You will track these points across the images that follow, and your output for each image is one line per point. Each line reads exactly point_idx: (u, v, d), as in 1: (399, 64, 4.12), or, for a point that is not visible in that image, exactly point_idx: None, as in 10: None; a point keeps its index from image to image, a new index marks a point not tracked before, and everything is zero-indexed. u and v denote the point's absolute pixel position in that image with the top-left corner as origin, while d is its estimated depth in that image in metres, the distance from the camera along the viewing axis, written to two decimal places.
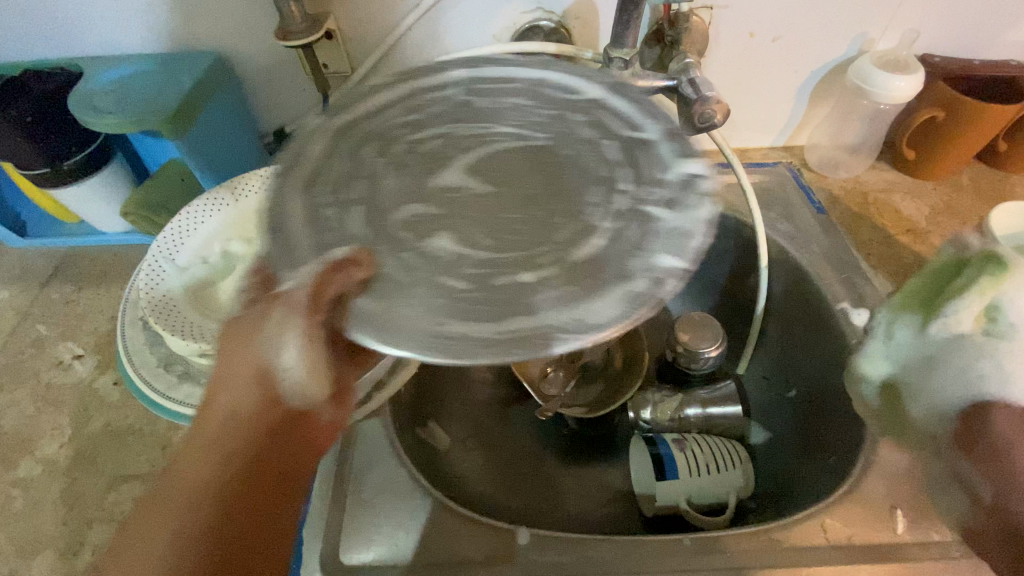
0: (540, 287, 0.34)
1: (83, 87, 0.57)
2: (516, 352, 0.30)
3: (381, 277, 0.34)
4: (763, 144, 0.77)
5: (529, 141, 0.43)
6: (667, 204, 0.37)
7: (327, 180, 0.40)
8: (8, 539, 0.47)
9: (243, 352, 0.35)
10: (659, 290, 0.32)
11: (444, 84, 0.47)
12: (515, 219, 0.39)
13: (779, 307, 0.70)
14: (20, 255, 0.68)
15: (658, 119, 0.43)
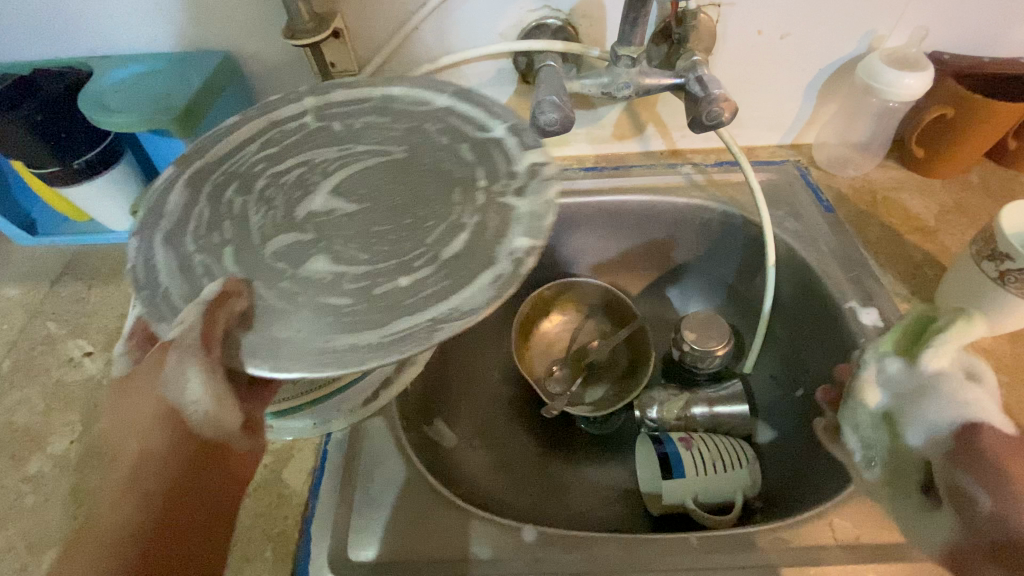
0: (420, 288, 0.37)
1: (92, 86, 0.57)
2: (402, 351, 0.34)
3: (261, 310, 0.36)
4: (771, 142, 0.77)
5: (388, 157, 0.47)
6: (517, 193, 0.42)
7: (193, 229, 0.41)
8: (20, 534, 0.47)
9: (143, 400, 0.37)
10: (519, 269, 0.37)
11: (300, 112, 0.50)
12: (384, 230, 0.42)
13: (787, 306, 0.70)
14: (31, 252, 0.69)
15: (502, 118, 0.48)
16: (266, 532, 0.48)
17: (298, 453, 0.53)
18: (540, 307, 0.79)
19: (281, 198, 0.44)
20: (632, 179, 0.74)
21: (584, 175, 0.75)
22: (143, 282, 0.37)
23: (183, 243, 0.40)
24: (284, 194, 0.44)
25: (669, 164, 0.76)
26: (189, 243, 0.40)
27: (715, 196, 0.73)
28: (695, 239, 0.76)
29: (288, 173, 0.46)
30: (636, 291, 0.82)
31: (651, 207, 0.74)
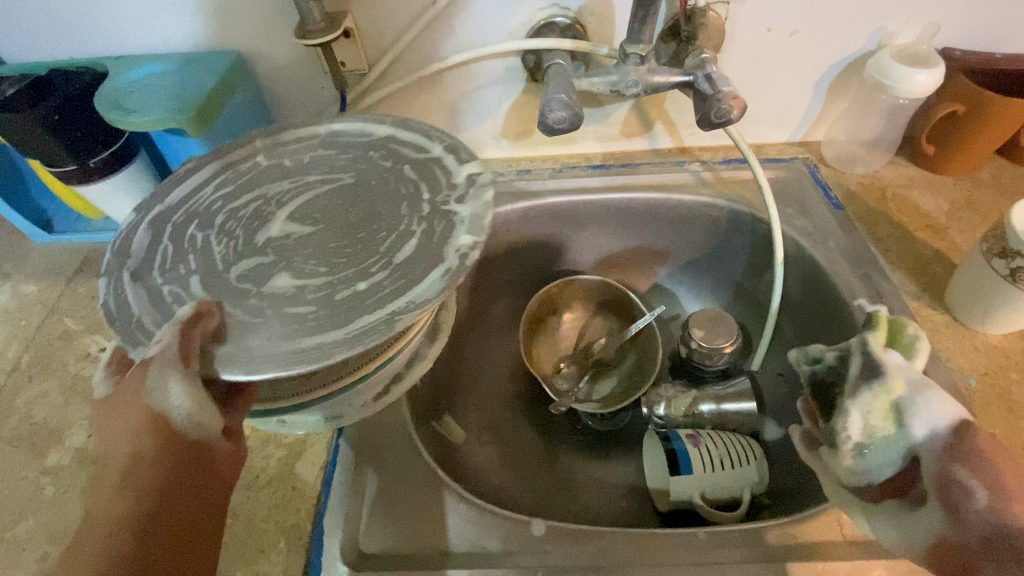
0: (378, 289, 0.41)
1: (108, 87, 0.58)
2: (367, 339, 0.37)
3: (229, 325, 0.39)
4: (780, 140, 0.77)
5: (339, 182, 0.50)
6: (459, 200, 0.46)
7: (159, 264, 0.43)
8: (38, 526, 0.48)
9: (119, 416, 0.37)
10: (466, 260, 0.41)
11: (250, 152, 0.52)
12: (341, 246, 0.45)
13: (795, 303, 0.70)
14: (48, 249, 0.70)
15: (438, 139, 0.52)
16: (279, 524, 0.48)
17: (310, 447, 0.52)
18: (548, 305, 0.79)
19: (240, 227, 0.46)
20: (639, 177, 0.75)
21: (592, 173, 0.76)
22: (116, 317, 0.39)
23: (151, 279, 0.42)
24: (242, 225, 0.46)
25: (677, 162, 0.76)
26: (156, 277, 0.42)
27: (723, 193, 0.73)
28: (703, 237, 0.76)
29: (244, 207, 0.48)
30: (644, 288, 0.82)
31: (659, 204, 0.74)
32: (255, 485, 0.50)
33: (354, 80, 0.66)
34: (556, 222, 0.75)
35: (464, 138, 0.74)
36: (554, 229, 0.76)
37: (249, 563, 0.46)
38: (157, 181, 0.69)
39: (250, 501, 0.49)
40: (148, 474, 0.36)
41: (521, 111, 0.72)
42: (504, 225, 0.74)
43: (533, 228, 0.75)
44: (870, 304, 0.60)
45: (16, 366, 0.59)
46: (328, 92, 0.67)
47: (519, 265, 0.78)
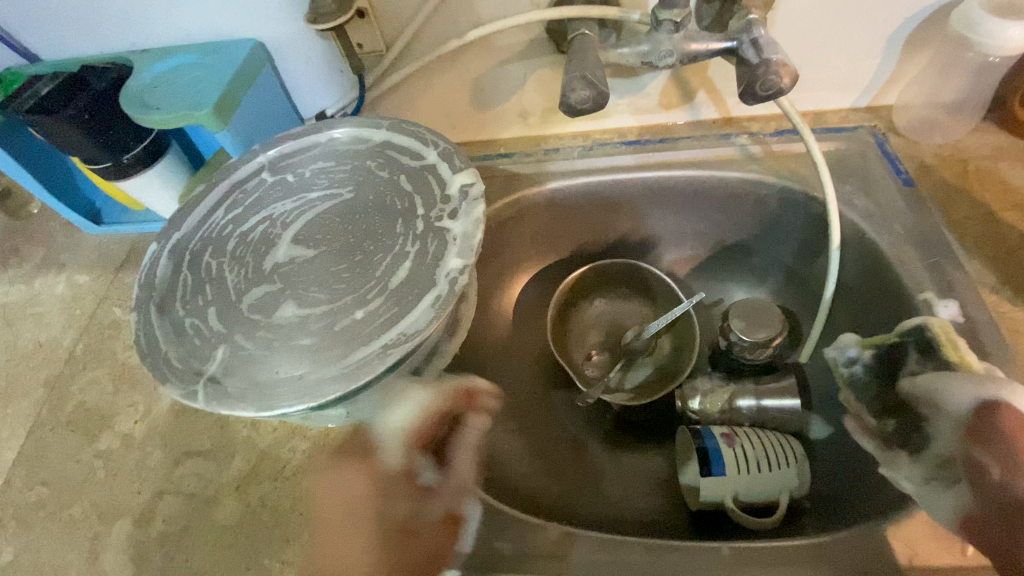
0: (374, 318, 0.41)
1: (133, 83, 0.58)
2: (362, 376, 0.38)
3: (243, 359, 0.41)
4: (844, 105, 0.68)
5: (339, 199, 0.50)
6: (453, 214, 0.46)
7: (181, 295, 0.46)
8: (93, 505, 0.52)
9: (426, 545, 0.46)
10: (456, 288, 0.41)
11: (257, 169, 0.53)
12: (340, 270, 0.45)
13: (851, 291, 0.63)
14: (98, 240, 0.74)
15: (433, 144, 0.51)
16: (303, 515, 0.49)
17: (333, 441, 0.53)
18: (578, 288, 0.76)
19: (249, 253, 0.48)
20: (678, 153, 0.69)
21: (626, 150, 0.70)
22: (146, 351, 0.42)
23: (176, 311, 0.45)
24: (251, 251, 0.48)
25: (721, 135, 0.70)
26: (179, 309, 0.45)
27: (774, 170, 0.66)
28: (750, 217, 0.70)
29: (253, 231, 0.49)
30: (683, 271, 0.77)
31: (700, 183, 0.68)
32: (281, 476, 0.51)
33: (372, 63, 0.63)
34: (588, 205, 0.71)
35: (489, 117, 0.71)
36: (585, 212, 0.72)
37: (275, 552, 0.48)
38: (191, 171, 0.70)
39: (277, 491, 0.51)
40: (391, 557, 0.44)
41: (549, 86, 0.67)
42: (532, 210, 0.70)
43: (562, 210, 0.71)
44: (939, 299, 0.54)
45: (72, 353, 0.63)
46: (347, 76, 0.65)
47: (548, 250, 0.75)
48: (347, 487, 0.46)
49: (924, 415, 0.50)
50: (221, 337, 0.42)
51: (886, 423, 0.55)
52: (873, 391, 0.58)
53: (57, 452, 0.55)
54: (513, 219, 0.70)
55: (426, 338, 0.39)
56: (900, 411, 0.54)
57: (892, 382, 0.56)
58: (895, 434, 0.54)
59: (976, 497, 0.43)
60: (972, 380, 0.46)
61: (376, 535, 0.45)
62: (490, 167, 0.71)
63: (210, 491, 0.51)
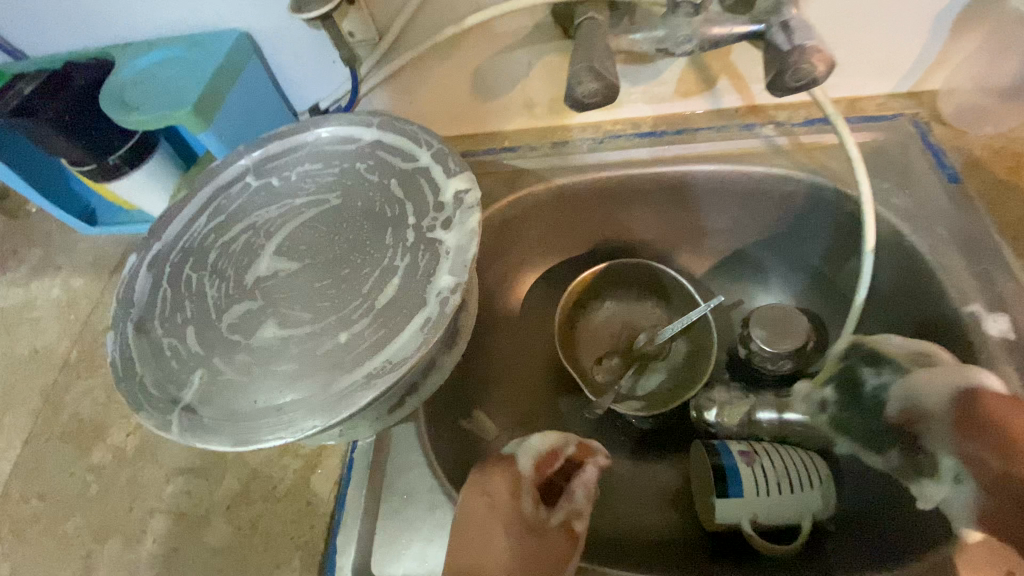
0: (359, 341, 0.38)
1: (113, 80, 0.55)
2: (344, 409, 0.35)
3: (220, 385, 0.38)
4: (883, 90, 0.61)
5: (326, 206, 0.47)
6: (446, 224, 0.42)
7: (160, 312, 0.43)
8: (83, 523, 0.50)
9: (552, 547, 0.44)
10: (446, 309, 0.37)
11: (240, 173, 0.50)
12: (325, 286, 0.42)
13: (886, 298, 0.58)
14: (92, 241, 0.72)
15: (427, 145, 0.47)
16: (295, 539, 0.47)
17: (327, 459, 0.51)
18: (589, 289, 0.71)
19: (231, 266, 0.45)
20: (697, 146, 0.64)
21: (640, 142, 0.65)
22: (120, 375, 0.40)
23: (153, 329, 0.42)
24: (233, 264, 0.45)
25: (744, 125, 0.64)
26: (157, 327, 0.42)
27: (803, 164, 0.61)
28: (775, 215, 0.65)
29: (236, 242, 0.46)
30: (701, 271, 0.72)
31: (722, 178, 0.63)
32: (273, 496, 0.49)
33: (365, 53, 0.59)
34: (599, 202, 0.67)
35: (492, 108, 0.66)
36: (596, 211, 0.68)
37: None
38: (182, 170, 0.67)
39: (269, 512, 0.49)
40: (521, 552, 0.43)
41: (557, 74, 0.62)
42: (538, 208, 0.66)
43: (572, 207, 0.67)
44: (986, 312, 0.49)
45: (66, 361, 0.61)
46: (339, 68, 0.60)
47: (557, 249, 0.71)
48: (482, 487, 0.45)
49: (918, 428, 0.50)
50: (199, 360, 0.40)
51: (892, 455, 0.53)
52: (856, 426, 0.56)
53: (49, 465, 0.54)
54: (519, 219, 0.66)
55: (413, 368, 0.36)
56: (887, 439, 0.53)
57: (866, 412, 0.56)
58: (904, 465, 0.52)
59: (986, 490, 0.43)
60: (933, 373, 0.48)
61: (509, 529, 0.43)
62: (494, 162, 0.67)
63: (201, 511, 0.49)
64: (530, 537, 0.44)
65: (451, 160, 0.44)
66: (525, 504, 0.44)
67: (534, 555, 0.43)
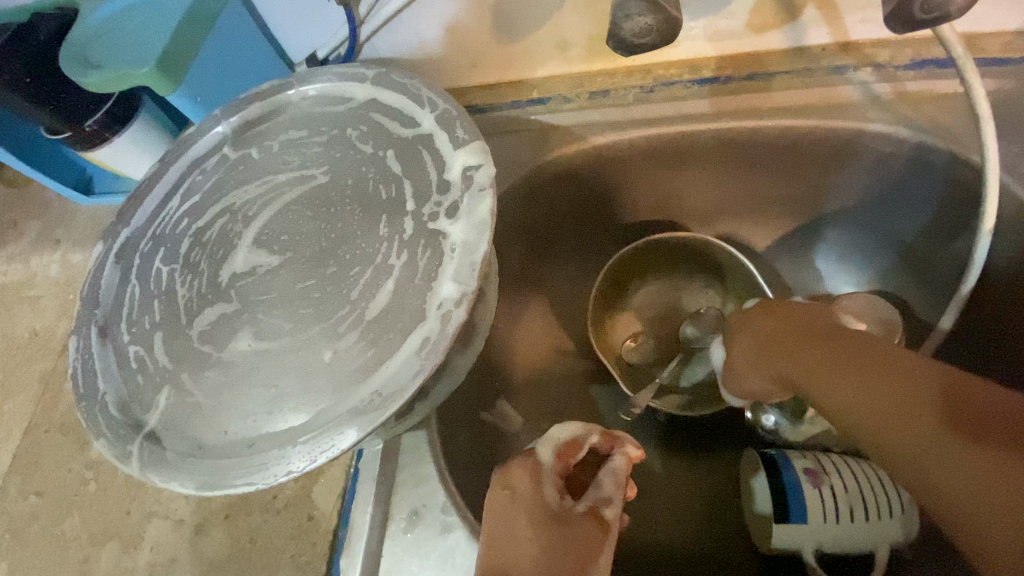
0: (345, 362, 0.31)
1: (75, 33, 0.47)
2: (323, 450, 0.29)
3: (187, 409, 0.32)
4: (1010, 27, 0.46)
5: (308, 184, 0.39)
6: (450, 211, 0.33)
7: (127, 314, 0.37)
8: (84, 523, 0.47)
9: (580, 545, 0.33)
10: (447, 329, 0.29)
11: (216, 143, 0.42)
12: (308, 287, 0.35)
13: (999, 287, 0.47)
14: (92, 212, 0.67)
15: (431, 106, 0.38)
16: (295, 557, 0.43)
17: (328, 469, 0.45)
18: (632, 264, 0.61)
19: (205, 259, 0.38)
20: (770, 97, 0.51)
21: (699, 93, 0.53)
22: (82, 392, 0.34)
23: (119, 335, 0.37)
24: (207, 256, 0.38)
25: (833, 69, 0.51)
26: (124, 332, 0.37)
27: (908, 119, 0.49)
28: (864, 180, 0.53)
29: (210, 228, 0.39)
30: (763, 245, 0.61)
31: (800, 136, 0.51)
32: (271, 507, 0.45)
33: None
34: (645, 166, 0.56)
35: (516, 52, 0.55)
36: (643, 175, 0.57)
37: None
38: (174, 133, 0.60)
39: (268, 524, 0.44)
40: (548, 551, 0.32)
41: (595, 8, 0.50)
42: (571, 173, 0.56)
43: (613, 172, 0.56)
44: None
45: (64, 346, 0.57)
46: (335, 9, 0.50)
47: (591, 222, 0.61)
48: (503, 480, 0.36)
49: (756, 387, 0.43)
50: (167, 376, 0.34)
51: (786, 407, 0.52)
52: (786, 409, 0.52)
53: (49, 459, 0.51)
54: (549, 186, 0.56)
55: (405, 405, 0.29)
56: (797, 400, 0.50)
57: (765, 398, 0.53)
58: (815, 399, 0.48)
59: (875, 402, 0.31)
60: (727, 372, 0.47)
61: (530, 522, 0.34)
62: (518, 118, 0.56)
63: (198, 518, 0.46)
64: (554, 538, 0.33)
65: (459, 127, 0.35)
66: (546, 494, 0.35)
67: (558, 554, 0.32)
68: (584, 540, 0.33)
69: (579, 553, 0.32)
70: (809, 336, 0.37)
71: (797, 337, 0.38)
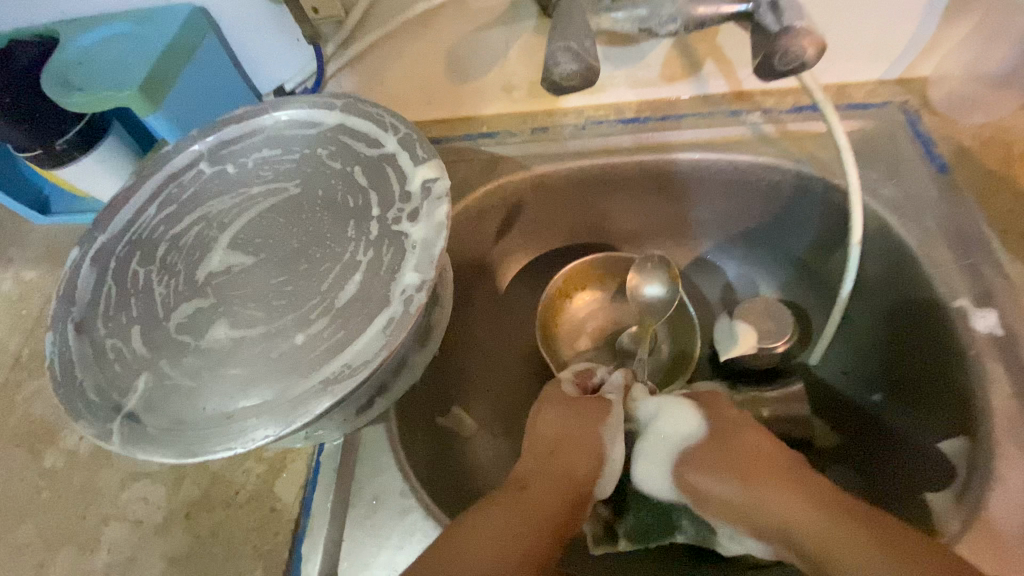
0: (317, 343, 0.36)
1: (56, 58, 0.51)
2: (298, 417, 0.33)
3: (166, 390, 0.36)
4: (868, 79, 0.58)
5: (282, 195, 0.44)
6: (412, 216, 0.39)
7: (103, 310, 0.40)
8: (37, 530, 0.48)
9: (588, 415, 0.46)
10: (409, 311, 0.35)
11: (193, 159, 0.46)
12: (282, 282, 0.39)
13: (869, 289, 0.55)
14: (47, 232, 0.68)
15: (394, 130, 0.44)
16: (256, 548, 0.45)
17: (291, 464, 0.48)
18: (573, 279, 0.68)
19: (181, 261, 0.42)
20: (681, 133, 0.61)
21: (622, 130, 0.63)
22: (59, 380, 0.36)
23: (95, 329, 0.39)
24: (184, 258, 0.42)
25: (730, 112, 0.62)
26: (100, 327, 0.39)
27: (790, 153, 0.59)
28: (760, 205, 0.63)
29: (186, 234, 0.43)
30: (684, 263, 0.70)
31: (707, 167, 0.61)
32: (233, 502, 0.47)
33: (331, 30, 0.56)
34: (580, 192, 0.64)
35: (467, 92, 0.62)
36: (580, 200, 0.65)
37: None
38: (140, 155, 0.63)
39: (229, 519, 0.46)
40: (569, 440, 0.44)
41: (534, 57, 0.59)
42: (516, 196, 0.63)
43: (552, 196, 0.64)
44: (976, 308, 0.46)
45: (17, 359, 0.58)
46: (304, 47, 0.58)
47: (533, 240, 0.68)
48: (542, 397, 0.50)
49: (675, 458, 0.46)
50: (144, 364, 0.37)
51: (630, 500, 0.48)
52: (644, 519, 0.47)
53: (1, 469, 0.51)
54: (497, 208, 0.63)
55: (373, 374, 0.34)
56: (671, 516, 0.47)
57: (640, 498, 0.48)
58: (702, 525, 0.45)
59: (806, 507, 0.38)
60: (650, 457, 0.47)
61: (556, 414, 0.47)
62: (470, 149, 0.63)
63: (157, 518, 0.47)
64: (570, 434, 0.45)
65: (418, 148, 0.41)
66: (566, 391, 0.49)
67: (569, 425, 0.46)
68: (592, 406, 0.47)
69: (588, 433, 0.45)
70: (763, 455, 0.42)
71: (768, 469, 0.41)
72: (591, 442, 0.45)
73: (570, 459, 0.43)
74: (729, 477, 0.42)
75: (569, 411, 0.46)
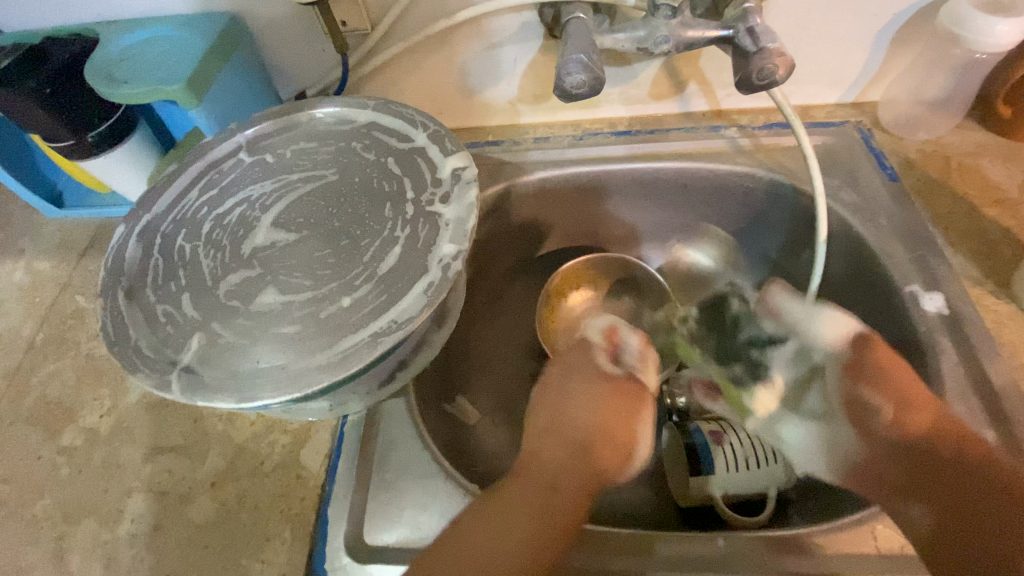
0: (362, 305, 0.40)
1: (97, 56, 0.54)
2: (349, 365, 0.36)
3: (220, 347, 0.39)
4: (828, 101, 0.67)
5: (320, 182, 0.48)
6: (444, 199, 0.44)
7: (152, 279, 0.43)
8: (56, 504, 0.49)
9: (628, 405, 0.45)
10: (447, 276, 0.39)
11: (234, 149, 0.50)
12: (325, 255, 0.43)
13: (836, 283, 0.63)
14: (58, 226, 0.69)
15: (425, 127, 0.49)
16: (284, 512, 0.47)
17: (316, 434, 0.51)
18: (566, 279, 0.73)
19: (226, 237, 0.45)
20: (668, 144, 0.68)
21: (617, 140, 0.69)
22: (113, 340, 0.39)
23: (145, 297, 0.42)
24: (229, 235, 0.45)
25: (711, 127, 0.69)
26: (149, 294, 0.42)
27: (763, 163, 0.66)
28: (737, 210, 0.70)
29: (229, 214, 0.47)
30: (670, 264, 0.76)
31: (691, 175, 0.68)
32: (259, 472, 0.49)
33: (355, 42, 0.61)
34: (578, 196, 0.70)
35: (476, 102, 0.68)
36: (578, 204, 0.70)
37: (255, 551, 0.45)
38: (161, 152, 0.66)
39: (255, 487, 0.49)
40: (603, 434, 0.43)
41: (538, 73, 0.65)
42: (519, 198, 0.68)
43: (553, 199, 0.69)
44: (926, 292, 0.54)
45: (31, 344, 0.59)
46: (328, 55, 0.62)
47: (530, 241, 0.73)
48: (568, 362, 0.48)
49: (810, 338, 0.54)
50: (196, 325, 0.40)
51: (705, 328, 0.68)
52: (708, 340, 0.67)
53: (16, 448, 0.52)
54: (502, 208, 0.67)
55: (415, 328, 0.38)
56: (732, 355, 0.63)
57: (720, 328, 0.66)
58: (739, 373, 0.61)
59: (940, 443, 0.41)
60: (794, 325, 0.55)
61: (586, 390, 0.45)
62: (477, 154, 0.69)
63: (182, 489, 0.49)
64: (604, 429, 0.44)
65: (448, 142, 0.46)
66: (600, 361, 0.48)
67: (600, 403, 0.45)
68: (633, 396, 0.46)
69: (622, 422, 0.44)
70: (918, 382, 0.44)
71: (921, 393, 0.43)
72: (621, 440, 0.44)
73: (603, 457, 0.42)
74: (892, 397, 0.44)
75: (594, 386, 0.45)
